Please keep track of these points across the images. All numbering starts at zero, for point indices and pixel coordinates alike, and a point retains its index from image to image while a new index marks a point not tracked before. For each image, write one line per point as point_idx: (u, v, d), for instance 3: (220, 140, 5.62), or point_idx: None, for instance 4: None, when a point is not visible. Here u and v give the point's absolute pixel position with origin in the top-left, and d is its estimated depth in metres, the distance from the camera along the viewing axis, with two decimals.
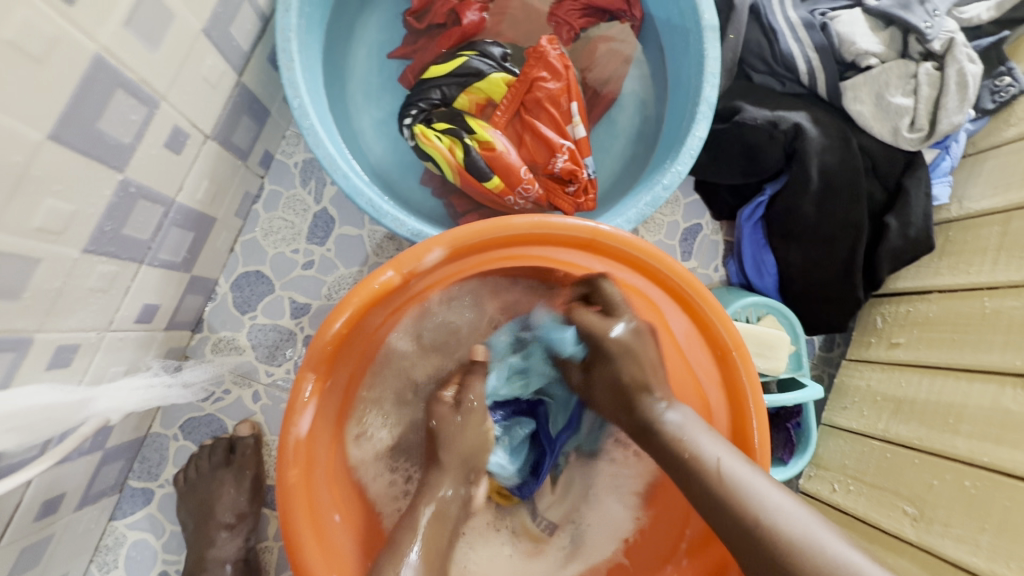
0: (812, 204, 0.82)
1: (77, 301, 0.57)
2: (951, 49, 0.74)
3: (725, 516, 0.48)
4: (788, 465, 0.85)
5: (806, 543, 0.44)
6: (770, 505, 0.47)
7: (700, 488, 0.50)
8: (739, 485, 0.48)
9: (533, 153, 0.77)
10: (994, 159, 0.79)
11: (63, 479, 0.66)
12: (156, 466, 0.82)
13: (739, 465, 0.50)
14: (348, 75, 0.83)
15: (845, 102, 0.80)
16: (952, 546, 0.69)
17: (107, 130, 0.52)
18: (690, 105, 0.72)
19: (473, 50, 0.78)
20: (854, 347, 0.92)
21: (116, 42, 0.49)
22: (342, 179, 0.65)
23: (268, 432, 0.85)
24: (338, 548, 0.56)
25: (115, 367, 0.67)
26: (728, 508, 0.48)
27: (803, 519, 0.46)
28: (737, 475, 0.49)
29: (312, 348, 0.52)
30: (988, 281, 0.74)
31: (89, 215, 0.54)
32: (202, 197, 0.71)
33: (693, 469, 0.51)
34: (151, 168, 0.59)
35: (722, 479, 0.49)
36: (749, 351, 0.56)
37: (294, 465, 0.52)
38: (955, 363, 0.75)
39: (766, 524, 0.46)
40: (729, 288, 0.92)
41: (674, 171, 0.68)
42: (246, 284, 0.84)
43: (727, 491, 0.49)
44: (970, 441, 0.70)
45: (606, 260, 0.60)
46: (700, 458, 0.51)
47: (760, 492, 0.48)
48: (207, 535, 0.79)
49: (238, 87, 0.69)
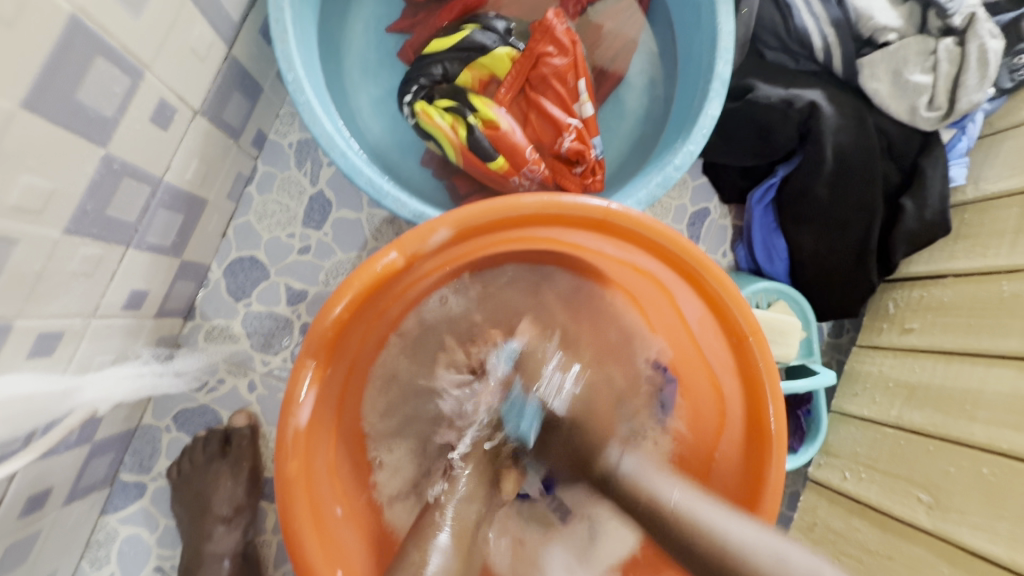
0: (826, 186, 0.79)
1: (60, 285, 0.54)
2: (972, 25, 0.72)
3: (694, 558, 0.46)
4: (798, 453, 0.83)
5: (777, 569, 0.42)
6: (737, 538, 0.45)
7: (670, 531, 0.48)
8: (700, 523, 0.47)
9: (539, 132, 0.74)
10: (1011, 139, 0.77)
11: (49, 472, 0.63)
12: (149, 458, 0.79)
13: (702, 505, 0.49)
14: (344, 50, 0.79)
15: (862, 80, 0.77)
16: (969, 534, 0.67)
17: (87, 101, 0.48)
18: (703, 81, 0.69)
19: (476, 23, 0.74)
20: (866, 333, 0.90)
21: (93, 3, 0.45)
22: (339, 158, 0.62)
23: (265, 423, 0.82)
24: (340, 543, 0.53)
25: (102, 356, 0.64)
26: (696, 552, 0.46)
27: (762, 538, 0.45)
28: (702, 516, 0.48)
29: (311, 335, 0.50)
30: (1006, 264, 0.72)
31: (70, 193, 0.51)
32: (192, 178, 0.67)
33: (653, 516, 0.50)
34: (137, 144, 0.56)
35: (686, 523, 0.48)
36: (765, 336, 0.54)
37: (293, 456, 0.50)
38: (971, 348, 0.73)
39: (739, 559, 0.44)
40: (738, 273, 0.89)
41: (686, 151, 0.65)
42: (239, 270, 0.81)
43: (690, 533, 0.47)
44: (987, 428, 0.69)
45: (616, 241, 0.57)
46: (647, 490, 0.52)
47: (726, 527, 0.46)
48: (203, 529, 0.76)
49: (228, 61, 0.65)
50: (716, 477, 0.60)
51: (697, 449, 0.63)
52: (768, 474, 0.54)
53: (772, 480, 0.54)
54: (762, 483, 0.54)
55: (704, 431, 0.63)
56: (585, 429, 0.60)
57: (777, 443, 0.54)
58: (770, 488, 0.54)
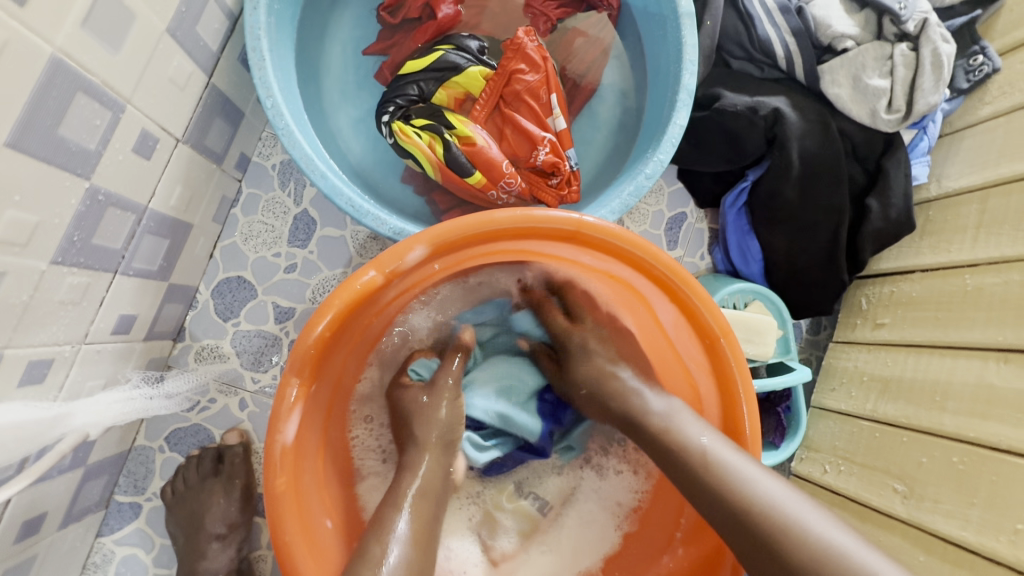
0: (795, 189, 0.82)
1: (48, 314, 0.56)
2: (925, 30, 0.75)
3: (725, 509, 0.49)
4: (780, 449, 0.85)
5: (797, 527, 0.45)
6: (819, 537, 0.44)
7: (691, 472, 0.52)
8: (728, 471, 0.50)
9: (514, 146, 0.76)
10: (971, 137, 0.80)
11: (43, 497, 0.64)
12: (143, 479, 0.81)
13: (726, 449, 0.52)
14: (323, 72, 0.81)
15: (823, 86, 0.80)
16: (941, 522, 0.69)
17: (70, 136, 0.50)
18: (670, 92, 0.72)
19: (449, 44, 0.77)
20: (841, 329, 0.92)
21: (72, 44, 0.47)
22: (320, 179, 0.63)
23: (256, 440, 0.83)
24: (331, 553, 0.55)
25: (92, 381, 0.65)
26: (722, 497, 0.49)
27: (776, 487, 0.48)
28: (733, 466, 0.50)
29: (295, 353, 0.51)
30: (968, 259, 0.75)
31: (56, 226, 0.52)
32: (176, 204, 0.69)
33: (683, 456, 0.53)
34: (120, 175, 0.57)
35: (715, 472, 0.50)
36: (736, 337, 0.56)
37: (282, 472, 0.51)
38: (940, 341, 0.76)
39: (759, 509, 0.47)
40: (716, 275, 0.91)
41: (656, 160, 0.67)
42: (227, 290, 0.83)
43: (718, 479, 0.50)
44: (956, 418, 0.71)
45: (590, 251, 0.59)
46: (681, 442, 0.54)
47: (751, 479, 0.49)
48: (197, 547, 0.77)
49: (208, 89, 0.67)
50: None
51: None
52: None
53: None
54: None
55: None
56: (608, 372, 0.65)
57: (752, 439, 0.56)
58: None
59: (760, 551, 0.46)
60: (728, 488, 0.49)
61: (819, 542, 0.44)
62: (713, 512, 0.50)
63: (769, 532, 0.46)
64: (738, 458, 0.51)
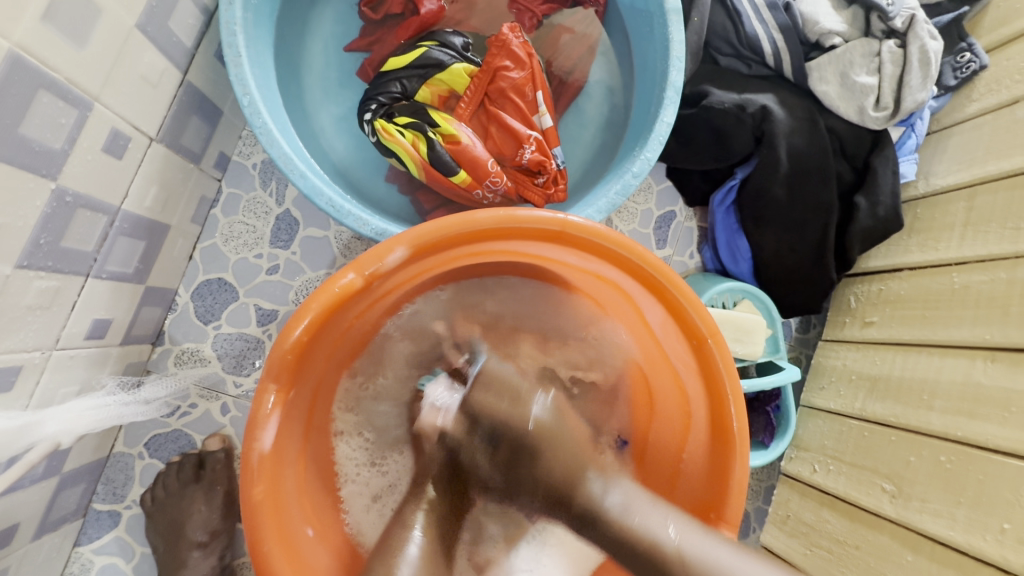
0: (783, 187, 0.81)
1: (16, 320, 0.54)
2: (912, 26, 0.75)
3: None
4: (769, 448, 0.85)
5: None
6: None
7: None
8: (705, 564, 0.45)
9: (499, 145, 0.75)
10: (958, 134, 0.79)
11: (15, 508, 0.62)
12: (122, 486, 0.79)
13: (698, 538, 0.47)
14: (304, 69, 0.80)
15: (811, 83, 0.80)
16: (929, 521, 0.69)
17: (32, 135, 0.48)
18: (657, 89, 0.71)
19: (433, 40, 0.75)
20: (830, 328, 0.92)
21: (33, 39, 0.45)
22: (299, 179, 0.62)
23: (239, 445, 0.82)
24: (312, 562, 0.54)
25: (65, 388, 0.63)
26: None
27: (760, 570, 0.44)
28: (711, 559, 0.45)
29: (271, 359, 0.50)
30: (956, 257, 0.75)
31: (21, 228, 0.51)
32: (152, 205, 0.67)
33: (654, 561, 0.47)
34: (89, 175, 0.56)
35: (693, 569, 0.45)
36: (723, 338, 0.55)
37: (259, 480, 0.50)
38: (928, 339, 0.76)
39: None
40: (705, 274, 0.91)
41: (642, 159, 0.66)
42: (207, 293, 0.81)
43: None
44: (943, 416, 0.71)
45: (575, 251, 0.58)
46: (654, 544, 0.47)
47: (731, 566, 0.44)
48: (178, 555, 0.76)
49: (183, 86, 0.65)
50: (685, 476, 0.61)
51: (665, 450, 0.64)
52: (732, 476, 0.55)
53: (737, 481, 0.54)
54: (727, 482, 0.55)
55: (672, 432, 0.63)
56: (555, 460, 0.57)
57: (740, 441, 0.55)
58: (737, 487, 0.54)
59: None
60: None
61: None
62: None
63: None
64: (710, 542, 0.46)
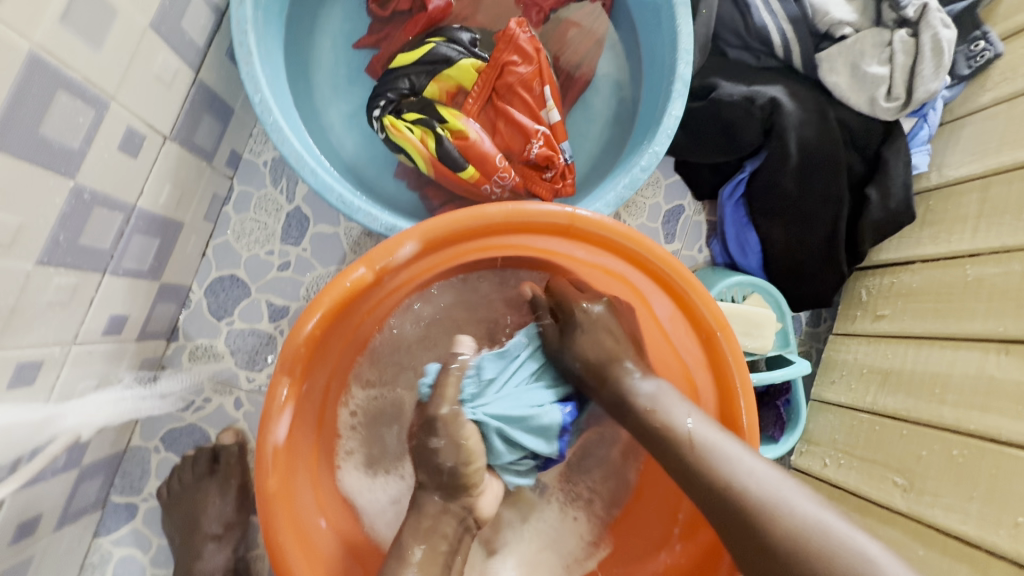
0: (793, 179, 0.81)
1: (36, 316, 0.55)
2: (924, 16, 0.74)
3: (710, 492, 0.49)
4: (780, 442, 0.84)
5: (776, 510, 0.45)
6: (799, 516, 0.44)
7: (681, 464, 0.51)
8: (712, 454, 0.50)
9: (508, 140, 0.75)
10: (971, 125, 0.78)
11: (38, 499, 0.64)
12: (139, 479, 0.80)
13: (712, 432, 0.51)
14: (313, 67, 0.80)
15: (821, 74, 0.79)
16: (942, 515, 0.69)
17: (52, 135, 0.49)
18: (665, 82, 0.70)
19: (441, 36, 0.76)
20: (841, 322, 0.91)
21: (51, 40, 0.46)
22: (310, 175, 0.63)
23: (252, 439, 0.83)
24: (324, 553, 0.54)
25: (85, 382, 0.65)
26: (709, 487, 0.49)
27: (771, 475, 0.47)
28: (720, 452, 0.50)
29: (284, 353, 0.50)
30: (970, 248, 0.74)
31: (40, 226, 0.52)
32: (166, 202, 0.68)
33: (671, 448, 0.52)
34: (106, 174, 0.57)
35: (701, 458, 0.50)
36: (733, 331, 0.55)
37: (273, 472, 0.51)
38: (940, 333, 0.75)
39: (749, 500, 0.46)
40: (713, 268, 0.91)
41: (651, 152, 0.66)
42: (220, 289, 0.82)
43: (705, 469, 0.49)
44: (956, 410, 0.70)
45: (584, 245, 0.58)
46: (669, 433, 0.53)
47: (738, 463, 0.48)
48: (193, 548, 0.77)
49: (195, 85, 0.66)
50: None
51: None
52: None
53: None
54: None
55: None
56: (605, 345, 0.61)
57: (749, 432, 0.55)
58: None
59: (760, 554, 0.45)
60: (713, 471, 0.49)
61: (799, 520, 0.44)
62: (702, 499, 0.50)
63: (754, 518, 0.46)
64: (721, 438, 0.51)
